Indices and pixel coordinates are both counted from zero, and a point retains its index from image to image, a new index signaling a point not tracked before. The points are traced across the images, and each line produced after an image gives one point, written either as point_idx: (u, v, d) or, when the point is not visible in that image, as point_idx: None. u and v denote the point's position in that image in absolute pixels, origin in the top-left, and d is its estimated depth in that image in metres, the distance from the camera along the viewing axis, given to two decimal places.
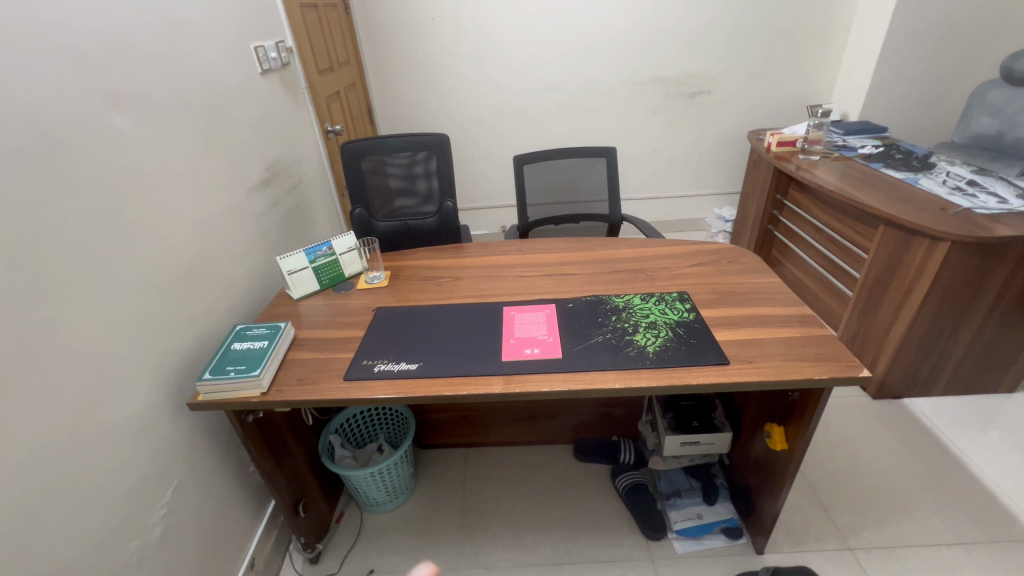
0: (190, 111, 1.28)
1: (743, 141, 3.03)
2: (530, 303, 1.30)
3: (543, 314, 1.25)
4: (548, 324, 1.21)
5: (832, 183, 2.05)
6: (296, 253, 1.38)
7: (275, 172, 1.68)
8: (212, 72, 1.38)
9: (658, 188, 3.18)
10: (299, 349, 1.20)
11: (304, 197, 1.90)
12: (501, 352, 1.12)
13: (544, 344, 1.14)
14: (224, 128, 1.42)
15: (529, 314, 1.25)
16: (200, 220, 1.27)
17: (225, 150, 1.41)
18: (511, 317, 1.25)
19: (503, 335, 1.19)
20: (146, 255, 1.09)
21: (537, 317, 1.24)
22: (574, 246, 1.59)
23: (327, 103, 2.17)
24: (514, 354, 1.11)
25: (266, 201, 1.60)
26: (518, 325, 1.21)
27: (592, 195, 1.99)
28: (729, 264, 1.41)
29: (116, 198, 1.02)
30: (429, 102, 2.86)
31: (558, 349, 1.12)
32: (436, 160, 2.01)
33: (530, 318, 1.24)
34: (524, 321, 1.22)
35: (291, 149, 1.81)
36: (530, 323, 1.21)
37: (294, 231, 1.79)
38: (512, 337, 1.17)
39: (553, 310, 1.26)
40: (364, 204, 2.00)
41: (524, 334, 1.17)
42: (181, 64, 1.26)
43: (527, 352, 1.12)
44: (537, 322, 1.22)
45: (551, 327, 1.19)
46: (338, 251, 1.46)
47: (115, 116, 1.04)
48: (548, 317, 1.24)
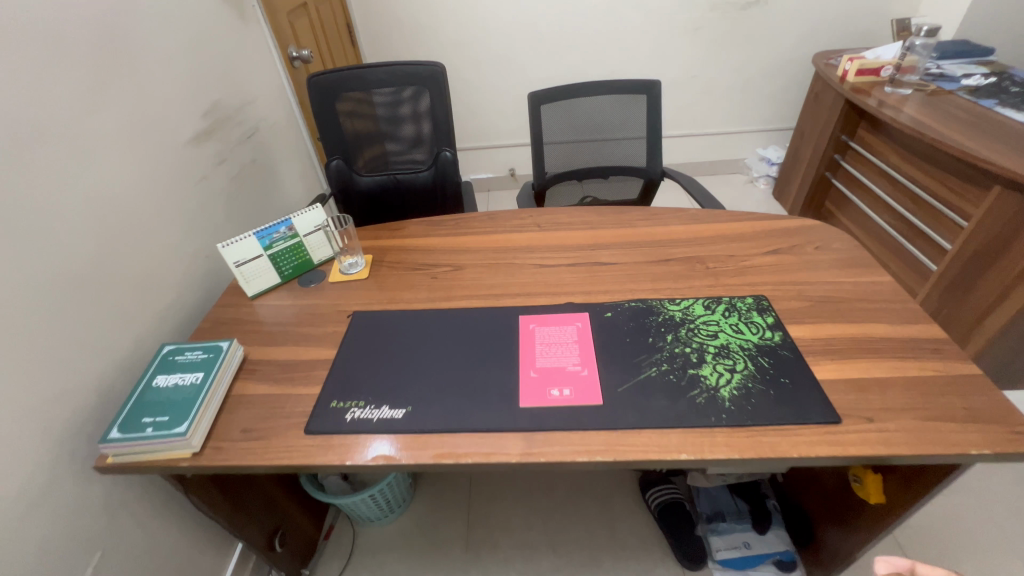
0: (56, 31, 0.87)
1: (801, 65, 2.51)
2: (554, 311, 0.98)
3: (574, 331, 0.93)
4: (582, 347, 0.90)
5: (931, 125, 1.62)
6: (244, 238, 1.05)
7: (216, 118, 1.29)
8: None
9: (693, 124, 2.71)
10: (249, 379, 0.90)
11: (265, 147, 1.51)
12: (518, 392, 0.82)
13: (577, 381, 0.83)
14: (121, 58, 1.00)
15: (554, 329, 0.93)
16: (96, 198, 0.91)
17: (126, 91, 1.01)
18: (529, 333, 0.94)
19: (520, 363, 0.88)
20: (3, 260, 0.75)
21: (565, 335, 0.92)
22: (608, 220, 1.23)
23: (289, 19, 1.70)
24: (537, 397, 0.81)
25: (205, 159, 1.23)
26: (540, 349, 0.90)
27: (627, 142, 1.59)
28: (818, 253, 1.06)
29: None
30: (420, 14, 2.32)
31: (597, 390, 0.82)
32: (428, 97, 1.57)
33: (556, 336, 0.92)
34: (548, 341, 0.91)
35: (237, 83, 1.39)
36: (556, 345, 0.90)
37: (252, 194, 1.42)
38: (533, 367, 0.86)
39: (587, 324, 0.94)
40: (343, 152, 1.62)
41: (549, 365, 0.87)
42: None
43: (553, 394, 0.82)
44: (566, 343, 0.90)
45: (586, 353, 0.88)
46: (302, 232, 1.12)
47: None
48: (581, 334, 0.92)
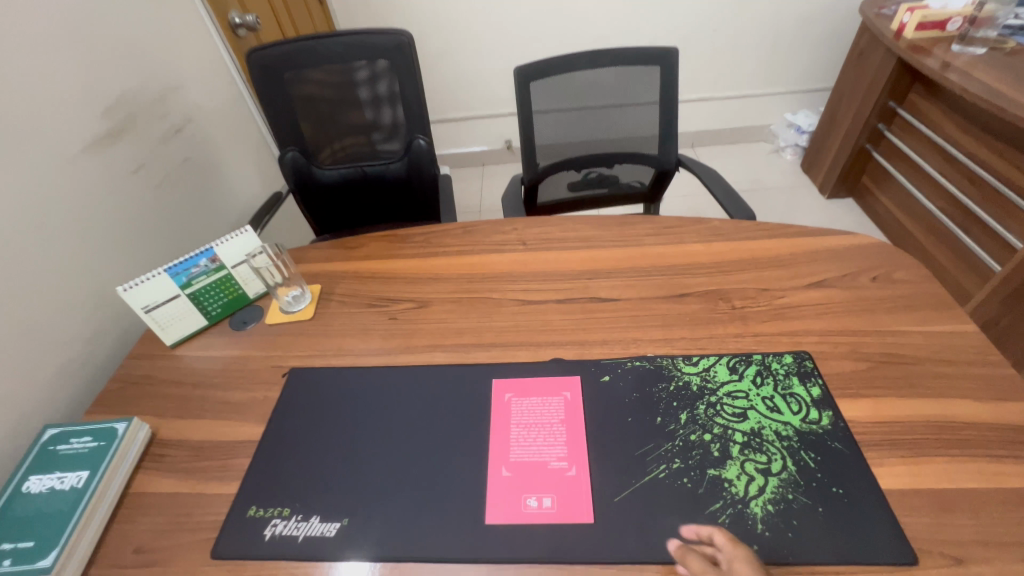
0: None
1: (843, 14, 2.14)
2: (536, 375, 0.77)
3: (561, 406, 0.73)
4: (569, 432, 0.70)
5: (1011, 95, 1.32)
6: (152, 277, 0.83)
7: (128, 112, 1.05)
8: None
9: (713, 86, 2.38)
10: (153, 470, 0.72)
11: (200, 141, 1.27)
12: (483, 502, 0.64)
13: (560, 488, 0.64)
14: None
15: (536, 403, 0.73)
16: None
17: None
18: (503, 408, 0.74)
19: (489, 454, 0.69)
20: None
21: (549, 411, 0.72)
22: (610, 235, 1.00)
23: None
24: (507, 512, 0.63)
25: (112, 167, 1.00)
26: (516, 433, 0.70)
27: (635, 122, 1.31)
28: (876, 287, 0.83)
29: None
30: None
31: (586, 502, 0.63)
32: (394, 74, 1.30)
33: (537, 414, 0.72)
34: (527, 422, 0.71)
35: (155, 65, 1.13)
36: (537, 429, 0.71)
37: (184, 200, 1.20)
38: (503, 463, 0.67)
39: (577, 396, 0.74)
40: (298, 142, 1.38)
41: (527, 459, 0.67)
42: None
43: (530, 507, 0.63)
44: (550, 426, 0.71)
45: (574, 442, 0.68)
46: (230, 263, 0.91)
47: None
48: (570, 411, 0.72)
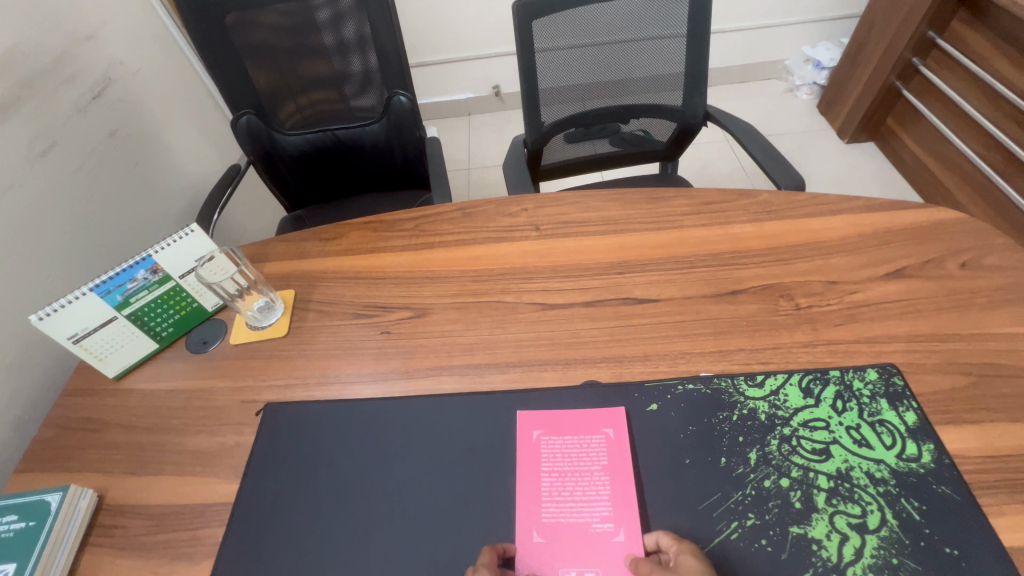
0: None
1: None
2: (568, 407, 0.63)
3: (603, 447, 0.59)
4: (614, 481, 0.57)
5: None
6: (78, 299, 0.65)
7: (20, 78, 0.82)
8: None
9: (725, 16, 2.11)
10: (102, 548, 0.58)
11: (129, 108, 1.04)
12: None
13: (608, 560, 0.52)
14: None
15: (571, 444, 0.60)
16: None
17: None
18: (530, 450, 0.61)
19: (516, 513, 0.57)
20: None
21: (589, 454, 0.59)
22: (639, 215, 0.83)
23: None
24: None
25: (9, 151, 0.79)
26: (548, 486, 0.57)
27: (658, 64, 1.10)
28: (966, 275, 0.69)
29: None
30: None
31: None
32: (365, 15, 1.06)
33: (574, 458, 0.59)
34: (561, 471, 0.58)
35: (53, 9, 0.89)
36: (573, 479, 0.58)
37: (116, 184, 0.99)
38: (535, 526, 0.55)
39: (621, 433, 0.60)
40: (253, 102, 1.15)
41: (564, 521, 0.55)
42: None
43: None
44: (592, 475, 0.58)
45: (620, 496, 0.56)
46: (177, 271, 0.73)
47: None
48: (614, 454, 0.58)
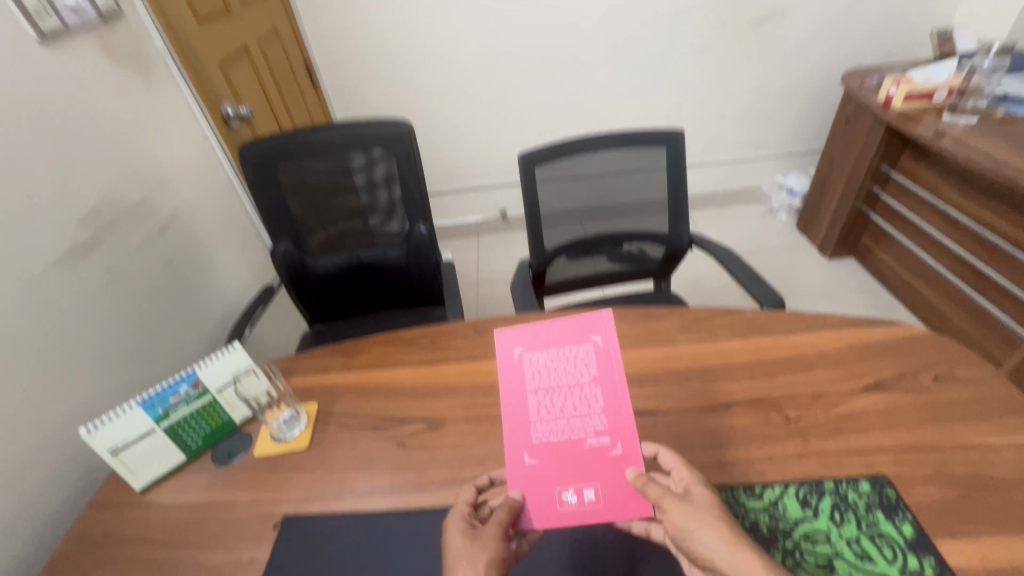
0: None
1: (822, 85, 2.24)
2: (548, 320, 0.66)
3: (586, 357, 0.64)
4: (603, 393, 0.63)
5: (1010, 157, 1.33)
6: (123, 413, 0.71)
7: (106, 221, 0.99)
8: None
9: (704, 152, 2.42)
10: None
11: (187, 240, 1.21)
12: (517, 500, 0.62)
13: (601, 467, 0.62)
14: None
15: (557, 354, 0.65)
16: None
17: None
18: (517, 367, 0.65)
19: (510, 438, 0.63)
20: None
21: (576, 365, 0.64)
22: (636, 332, 0.92)
23: (223, 73, 1.43)
24: (544, 509, 0.61)
25: (86, 282, 0.93)
26: (537, 403, 0.63)
27: (642, 192, 1.27)
28: (940, 388, 0.75)
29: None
30: (391, 52, 2.06)
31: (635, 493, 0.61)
32: (395, 163, 1.26)
33: (562, 372, 0.64)
34: (550, 386, 0.64)
35: (142, 166, 1.09)
36: (561, 395, 0.63)
37: (164, 305, 1.12)
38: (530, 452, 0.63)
39: (607, 341, 0.65)
40: (292, 233, 1.32)
41: (554, 439, 0.62)
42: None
43: (571, 499, 0.61)
44: (578, 388, 0.63)
45: (611, 413, 0.63)
46: (215, 385, 0.79)
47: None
48: (597, 363, 0.64)
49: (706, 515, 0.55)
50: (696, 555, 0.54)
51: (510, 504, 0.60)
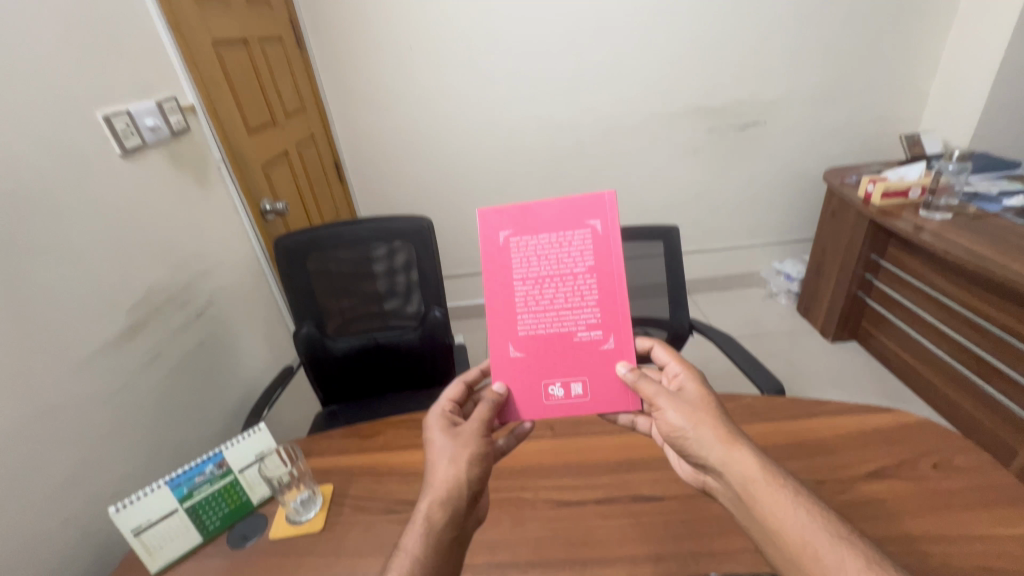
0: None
1: (808, 181, 2.43)
2: (546, 202, 0.70)
3: (579, 241, 0.69)
4: (593, 282, 0.70)
5: (982, 249, 1.43)
6: (152, 491, 0.77)
7: (151, 307, 1.09)
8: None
9: (702, 240, 2.57)
10: None
11: (217, 323, 1.30)
12: (511, 389, 0.74)
13: (585, 359, 0.73)
14: (3, 257, 0.80)
15: (556, 238, 0.70)
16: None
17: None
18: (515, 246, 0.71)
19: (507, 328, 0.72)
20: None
21: (574, 249, 0.70)
22: None
23: (264, 175, 1.62)
24: (535, 398, 0.73)
25: (124, 363, 1.01)
26: (528, 290, 0.71)
27: (644, 277, 1.35)
28: (940, 476, 0.77)
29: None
30: (413, 152, 2.30)
31: (620, 391, 0.73)
32: (414, 253, 1.36)
33: (560, 259, 0.70)
34: (541, 275, 0.70)
35: (188, 258, 1.22)
36: (552, 284, 0.71)
37: (190, 385, 1.18)
38: (525, 343, 0.73)
39: (605, 227, 0.69)
40: (314, 317, 1.41)
41: (541, 331, 0.72)
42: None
43: (556, 391, 0.73)
44: (570, 276, 0.70)
45: (604, 312, 0.71)
46: (239, 466, 0.85)
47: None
48: (589, 248, 0.69)
49: (702, 414, 0.67)
50: (687, 443, 0.67)
51: (490, 399, 0.72)
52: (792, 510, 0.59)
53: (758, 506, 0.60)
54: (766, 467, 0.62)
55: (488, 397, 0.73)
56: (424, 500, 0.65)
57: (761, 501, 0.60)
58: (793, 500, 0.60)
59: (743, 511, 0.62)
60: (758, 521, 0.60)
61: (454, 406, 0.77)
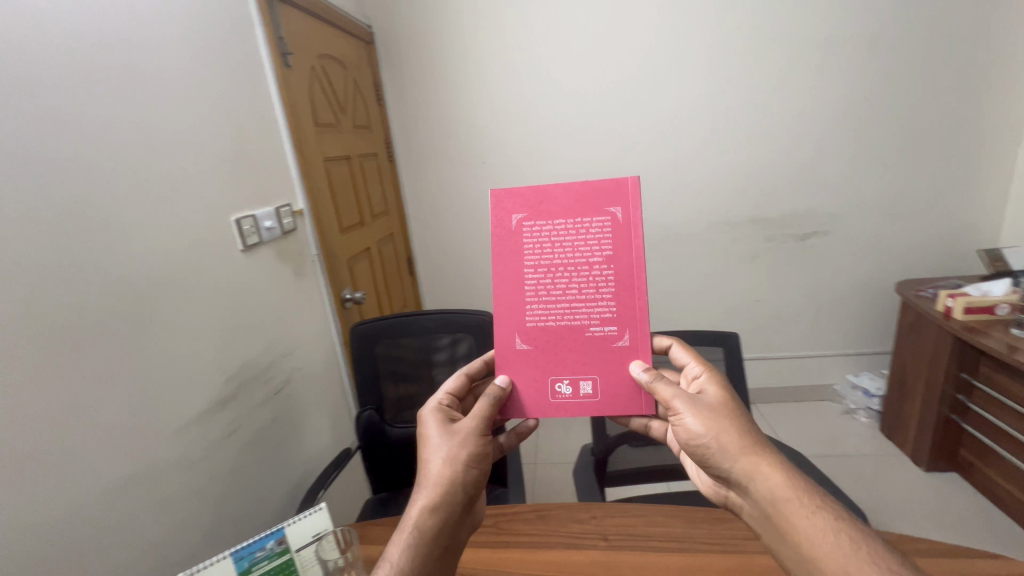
0: (56, 304, 0.81)
1: (879, 291, 2.34)
2: (568, 189, 0.78)
3: (597, 228, 0.77)
4: (608, 273, 0.78)
5: None
6: (218, 559, 0.78)
7: (242, 381, 1.22)
8: (137, 246, 0.97)
9: (765, 346, 2.48)
10: None
11: (291, 400, 1.41)
12: (525, 379, 0.80)
13: (595, 353, 0.79)
14: (142, 333, 0.96)
15: (575, 223, 0.78)
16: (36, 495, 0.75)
17: (128, 366, 0.93)
18: (540, 228, 0.79)
19: (526, 314, 0.79)
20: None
21: (594, 236, 0.77)
22: (702, 534, 0.90)
23: (348, 266, 1.83)
24: (546, 391, 0.80)
25: (212, 433, 1.11)
26: (541, 278, 0.79)
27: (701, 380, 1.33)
28: None
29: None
30: (478, 250, 2.50)
31: (633, 391, 0.78)
32: (474, 343, 1.41)
33: (575, 246, 0.78)
34: (557, 263, 0.78)
35: (278, 339, 1.37)
36: (565, 272, 0.78)
37: (259, 458, 1.26)
38: (542, 331, 0.80)
39: (624, 215, 0.77)
40: (376, 400, 1.48)
41: (549, 323, 0.79)
42: (59, 220, 0.82)
43: (562, 387, 0.79)
44: (586, 263, 0.78)
45: (621, 305, 0.78)
46: (295, 544, 0.86)
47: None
48: (606, 234, 0.77)
49: (725, 422, 0.70)
50: (709, 451, 0.69)
51: (493, 393, 0.77)
52: (824, 529, 0.59)
53: (789, 523, 0.61)
54: (796, 485, 0.63)
55: (491, 391, 0.78)
56: (417, 501, 0.69)
57: (793, 522, 0.60)
58: (831, 523, 0.59)
59: (771, 531, 0.62)
60: (786, 540, 0.61)
61: (451, 400, 0.85)
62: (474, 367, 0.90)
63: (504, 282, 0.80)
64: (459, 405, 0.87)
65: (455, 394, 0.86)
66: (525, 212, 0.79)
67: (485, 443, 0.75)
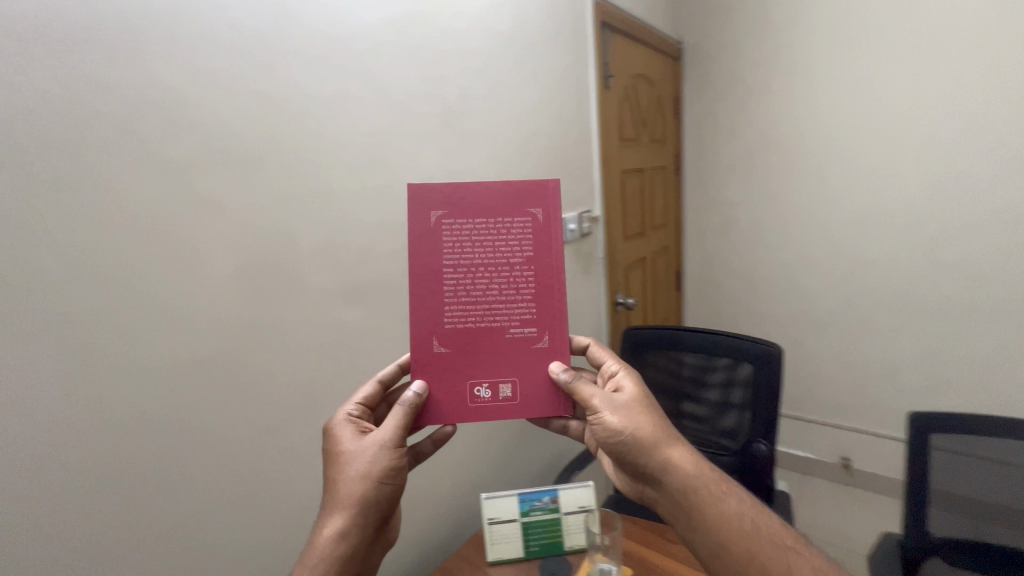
0: None
1: None
2: (486, 185, 0.69)
3: (519, 228, 0.69)
4: (530, 274, 0.70)
5: None
6: (508, 494, 1.00)
7: None
8: None
9: None
10: None
11: None
12: (442, 384, 0.70)
13: (513, 355, 0.71)
14: None
15: (497, 222, 0.69)
16: None
17: None
18: (461, 226, 0.69)
19: (444, 315, 0.69)
20: (145, 453, 0.73)
21: (515, 236, 0.69)
22: None
23: (625, 273, 1.93)
24: (464, 395, 0.70)
25: None
26: (458, 279, 0.69)
27: None
28: None
29: (147, 336, 0.73)
30: (759, 274, 2.22)
31: (551, 394, 0.71)
32: (752, 372, 1.24)
33: (497, 247, 0.69)
34: (476, 263, 0.69)
35: None
36: (486, 272, 0.69)
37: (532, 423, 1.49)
38: (460, 332, 0.70)
39: (545, 216, 0.69)
40: None
41: (464, 326, 0.70)
42: None
43: (481, 390, 0.70)
44: (507, 263, 0.69)
45: (541, 306, 0.70)
46: (565, 507, 0.98)
47: (220, 243, 0.80)
48: (527, 234, 0.69)
49: (641, 416, 0.66)
50: (627, 450, 0.64)
51: (406, 402, 0.67)
52: (731, 511, 0.59)
53: (700, 511, 0.59)
54: (700, 467, 0.62)
55: (404, 400, 0.67)
56: (328, 519, 0.62)
57: (706, 507, 0.59)
58: (737, 503, 0.59)
59: (684, 521, 0.59)
60: (698, 529, 0.59)
61: (360, 410, 0.73)
62: (388, 371, 0.79)
63: (415, 280, 0.68)
64: (370, 414, 0.76)
65: (365, 403, 0.75)
66: (444, 209, 0.68)
67: (401, 455, 0.65)
